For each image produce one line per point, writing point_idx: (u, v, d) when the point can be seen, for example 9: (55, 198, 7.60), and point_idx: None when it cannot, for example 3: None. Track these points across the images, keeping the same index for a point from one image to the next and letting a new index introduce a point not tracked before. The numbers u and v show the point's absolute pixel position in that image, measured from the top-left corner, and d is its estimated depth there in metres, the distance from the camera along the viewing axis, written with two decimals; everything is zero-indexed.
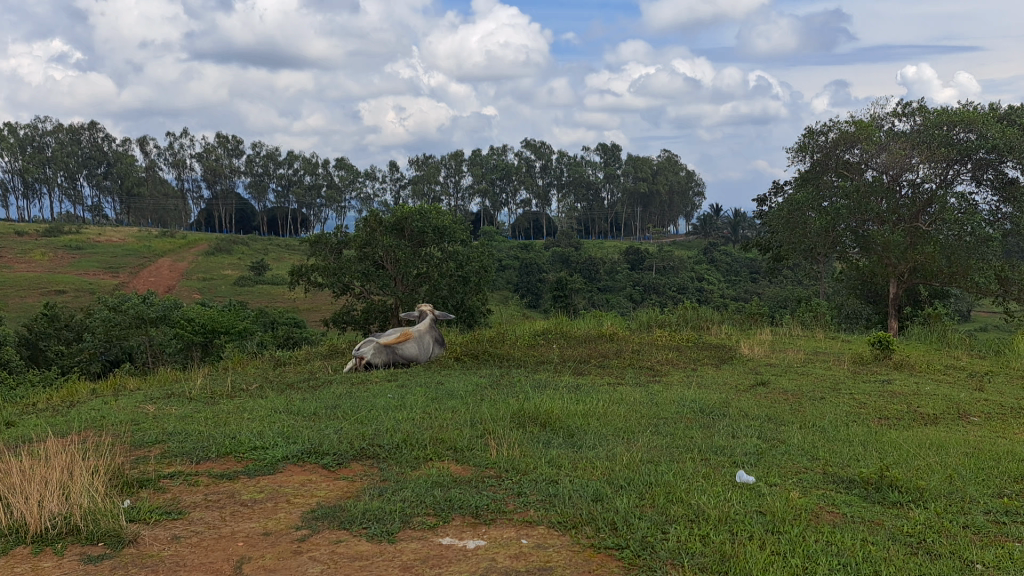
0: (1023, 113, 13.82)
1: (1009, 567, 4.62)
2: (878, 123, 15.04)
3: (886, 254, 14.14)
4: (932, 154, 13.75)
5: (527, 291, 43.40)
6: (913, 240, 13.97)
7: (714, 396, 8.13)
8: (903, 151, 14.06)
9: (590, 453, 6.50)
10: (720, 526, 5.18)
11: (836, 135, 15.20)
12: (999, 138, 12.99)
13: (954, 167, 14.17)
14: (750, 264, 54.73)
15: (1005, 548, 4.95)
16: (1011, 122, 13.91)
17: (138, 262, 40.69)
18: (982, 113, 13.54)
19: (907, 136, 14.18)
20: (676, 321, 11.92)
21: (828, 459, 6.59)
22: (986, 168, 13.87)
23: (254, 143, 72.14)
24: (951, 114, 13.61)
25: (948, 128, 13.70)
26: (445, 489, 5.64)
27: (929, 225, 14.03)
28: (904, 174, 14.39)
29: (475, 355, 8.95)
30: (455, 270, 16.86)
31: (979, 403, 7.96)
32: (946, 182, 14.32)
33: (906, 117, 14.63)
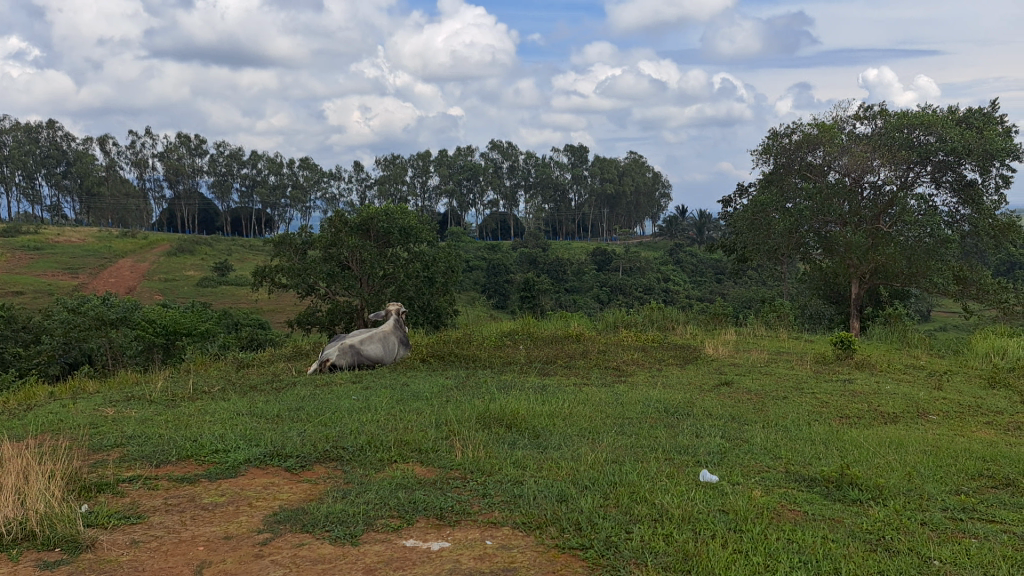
0: (981, 116, 14.06)
1: (965, 564, 4.70)
2: (840, 125, 15.21)
3: (847, 256, 14.33)
4: (893, 157, 13.95)
5: (493, 292, 43.43)
6: (875, 241, 14.18)
7: (678, 395, 8.19)
8: (864, 154, 14.25)
9: (555, 453, 6.52)
10: (683, 525, 5.21)
11: (800, 138, 15.34)
12: (957, 141, 13.18)
13: (914, 169, 14.38)
14: (714, 265, 55.37)
15: (962, 544, 5.03)
16: (969, 125, 14.14)
17: (97, 264, 40.13)
18: (941, 117, 13.75)
19: (868, 138, 14.35)
20: (642, 321, 12.00)
21: (790, 458, 6.66)
22: (944, 171, 14.09)
23: (218, 143, 71.52)
24: (911, 117, 13.80)
25: (908, 131, 13.88)
26: (409, 491, 5.63)
27: (890, 226, 14.21)
28: (865, 177, 14.62)
29: (440, 356, 8.94)
30: (421, 271, 16.81)
31: (937, 402, 8.08)
32: (906, 183, 14.51)
33: (867, 120, 14.81)
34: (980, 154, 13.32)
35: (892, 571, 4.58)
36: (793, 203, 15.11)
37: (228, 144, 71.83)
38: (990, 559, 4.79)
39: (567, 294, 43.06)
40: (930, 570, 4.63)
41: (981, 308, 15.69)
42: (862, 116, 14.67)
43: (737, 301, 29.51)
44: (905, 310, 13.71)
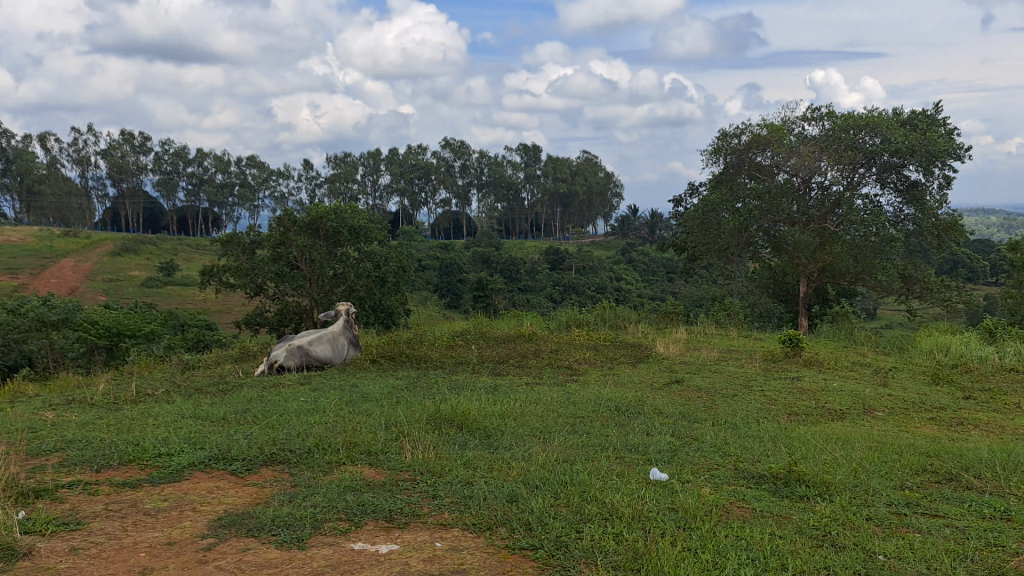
0: (924, 117, 14.35)
1: (909, 558, 4.79)
2: (788, 126, 15.39)
3: (794, 255, 14.52)
4: (839, 157, 14.17)
5: (446, 292, 43.36)
6: (822, 240, 14.39)
7: (630, 394, 8.22)
8: (812, 155, 14.48)
9: (506, 453, 6.51)
10: (633, 523, 5.23)
11: (749, 137, 15.46)
12: (901, 142, 13.46)
13: (860, 170, 14.64)
14: (666, 265, 55.93)
15: (906, 539, 5.12)
16: (913, 127, 14.43)
17: (38, 264, 39.23)
18: (886, 118, 14.01)
19: (815, 139, 14.55)
20: (593, 321, 12.02)
21: (739, 455, 6.73)
22: (889, 171, 14.35)
23: (163, 141, 70.23)
24: (857, 119, 14.03)
25: (854, 132, 14.11)
26: (357, 493, 5.57)
27: (836, 226, 14.47)
28: (813, 177, 14.83)
29: (391, 356, 8.88)
30: (372, 271, 16.69)
31: (882, 399, 8.22)
32: (853, 184, 14.76)
33: (815, 121, 15.02)
34: (923, 155, 13.62)
35: (837, 567, 4.64)
36: (742, 204, 15.21)
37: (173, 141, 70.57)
38: (933, 553, 4.87)
39: (520, 293, 43.14)
40: (875, 565, 4.69)
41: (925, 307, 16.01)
42: (809, 117, 14.87)
43: (688, 300, 29.81)
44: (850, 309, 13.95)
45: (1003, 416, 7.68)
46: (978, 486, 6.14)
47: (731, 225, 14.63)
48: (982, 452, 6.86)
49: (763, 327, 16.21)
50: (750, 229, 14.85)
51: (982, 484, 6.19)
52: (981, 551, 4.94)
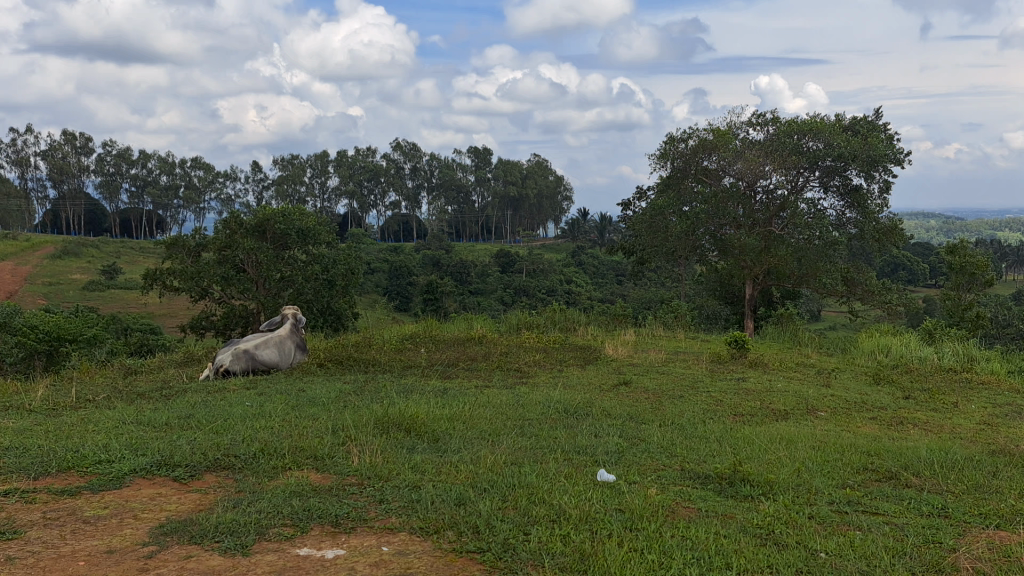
0: (865, 123, 14.70)
1: (849, 554, 4.89)
2: (734, 131, 15.60)
3: (740, 258, 14.73)
4: (784, 161, 14.42)
5: (396, 296, 43.22)
6: (768, 242, 14.62)
7: (579, 396, 8.28)
8: (757, 159, 14.65)
9: (454, 457, 6.51)
10: (580, 525, 5.27)
11: (696, 142, 15.46)
12: (844, 147, 13.75)
13: (803, 174, 14.91)
14: (616, 269, 56.49)
15: (847, 536, 5.22)
16: (855, 132, 14.76)
17: None
18: (829, 124, 14.30)
19: (760, 144, 14.78)
20: (543, 323, 12.08)
21: (685, 456, 6.81)
22: (832, 176, 14.64)
23: (105, 143, 68.87)
24: (800, 124, 14.31)
25: (798, 138, 14.38)
26: (304, 498, 5.53)
27: (781, 229, 14.74)
28: (758, 182, 15.06)
29: (338, 360, 8.81)
30: (320, 274, 16.55)
31: (825, 399, 8.39)
32: (797, 188, 15.04)
33: (760, 126, 15.25)
34: (864, 160, 13.92)
35: (780, 565, 4.72)
36: (689, 207, 15.23)
37: (115, 143, 69.22)
38: (872, 550, 4.98)
39: (471, 297, 43.19)
40: (816, 563, 4.78)
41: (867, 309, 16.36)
42: (755, 122, 15.08)
43: (636, 305, 30.11)
44: (794, 310, 14.21)
45: (941, 416, 7.86)
46: (917, 484, 6.28)
47: (679, 228, 14.76)
48: (921, 450, 7.02)
49: (711, 329, 16.42)
50: (697, 233, 15.01)
51: (921, 482, 6.33)
52: (920, 548, 5.06)
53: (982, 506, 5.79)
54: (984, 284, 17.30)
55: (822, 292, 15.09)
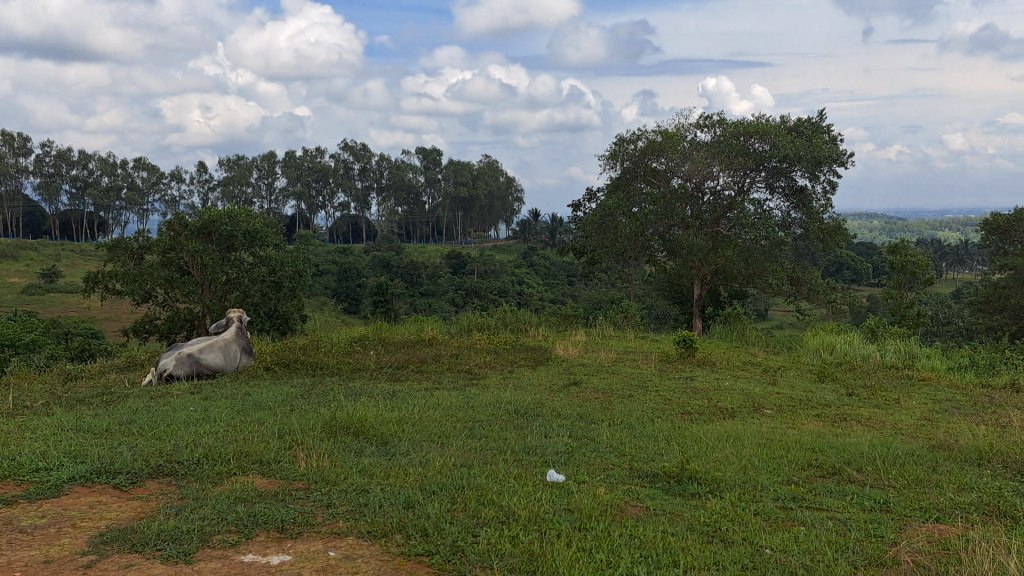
0: (810, 125, 14.93)
1: (793, 550, 4.95)
2: (682, 133, 15.72)
3: (688, 258, 14.88)
4: (731, 162, 14.60)
5: (346, 298, 42.91)
6: (715, 243, 14.80)
7: (529, 396, 8.29)
8: (704, 160, 14.80)
9: (403, 460, 6.47)
10: (529, 525, 5.28)
11: (644, 143, 15.52)
12: (789, 149, 13.94)
13: (750, 175, 15.12)
14: (568, 270, 56.86)
15: (791, 532, 5.29)
16: (799, 134, 14.99)
17: None
18: (774, 125, 14.50)
19: (708, 145, 14.92)
20: (494, 325, 12.07)
21: (634, 455, 6.85)
22: (777, 177, 14.85)
23: (45, 143, 67.26)
24: (747, 126, 14.49)
25: (744, 139, 14.56)
26: (248, 504, 5.45)
27: (728, 229, 14.92)
28: (706, 183, 15.22)
29: (285, 364, 8.71)
30: (268, 276, 16.27)
31: (772, 396, 8.51)
32: (743, 189, 15.24)
33: (707, 127, 15.39)
34: (809, 161, 14.15)
35: (726, 562, 4.77)
36: (638, 208, 15.31)
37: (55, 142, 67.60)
38: (816, 545, 5.05)
39: (422, 298, 43.13)
40: (760, 559, 4.83)
41: (813, 308, 16.64)
42: (702, 123, 15.22)
43: (586, 306, 30.33)
44: (742, 309, 14.41)
45: (883, 412, 8.01)
46: (859, 479, 6.40)
47: (629, 229, 14.86)
48: (864, 446, 7.15)
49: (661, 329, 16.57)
50: (647, 234, 15.11)
51: (863, 478, 6.44)
52: (862, 542, 5.14)
53: (922, 501, 5.91)
54: (925, 282, 17.71)
55: (769, 292, 15.32)
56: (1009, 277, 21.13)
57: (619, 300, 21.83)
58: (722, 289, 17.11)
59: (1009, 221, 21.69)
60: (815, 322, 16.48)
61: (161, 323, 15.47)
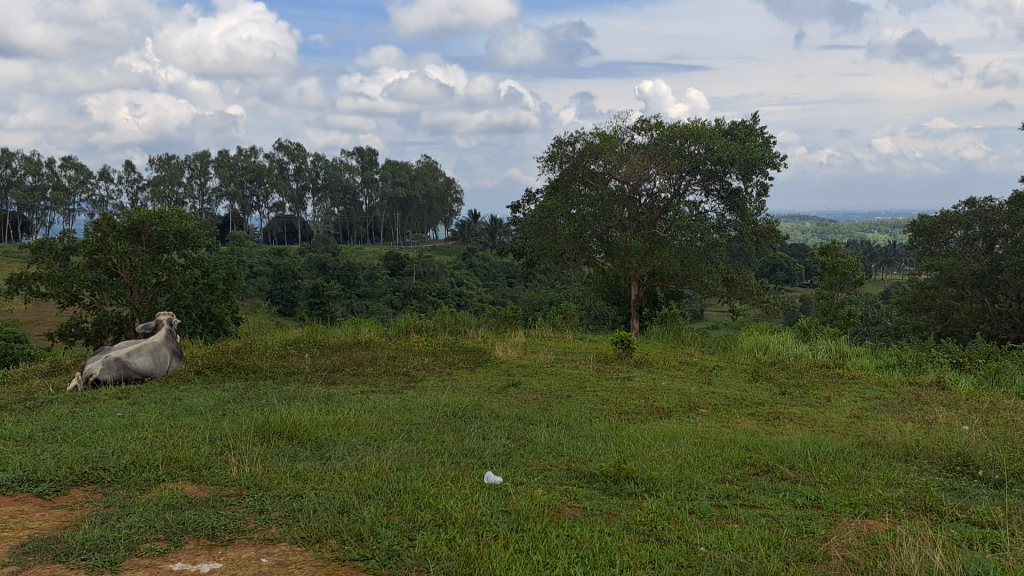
0: (743, 128, 15.18)
1: (727, 548, 5.00)
2: (620, 135, 15.83)
3: (626, 259, 15.02)
4: (667, 165, 14.76)
5: (281, 299, 42.71)
6: (652, 245, 14.96)
7: (467, 398, 8.28)
8: (642, 163, 14.94)
9: (338, 463, 6.39)
10: (466, 528, 5.24)
11: (582, 146, 15.60)
12: (723, 152, 14.18)
13: (685, 178, 15.32)
14: (508, 271, 57.02)
15: (725, 530, 5.35)
16: (734, 137, 15.23)
17: None
18: (709, 129, 14.71)
19: (644, 148, 15.06)
20: (432, 326, 12.03)
21: (571, 455, 6.87)
22: (712, 180, 15.08)
23: None
24: (682, 129, 14.67)
25: (680, 143, 14.75)
26: (178, 511, 5.31)
27: (665, 231, 15.10)
28: (642, 185, 15.37)
29: (217, 368, 8.55)
30: (200, 278, 15.23)
31: (707, 396, 8.61)
32: (679, 192, 15.43)
33: (644, 131, 15.52)
34: (742, 164, 14.40)
35: (661, 560, 4.81)
36: (576, 210, 15.38)
37: None
38: (748, 541, 5.12)
39: (360, 300, 42.89)
40: (695, 557, 4.88)
41: (747, 308, 16.93)
42: (639, 126, 15.36)
43: (524, 308, 30.50)
44: (678, 310, 14.60)
45: (814, 410, 8.17)
46: (792, 476, 6.50)
47: (568, 231, 14.92)
48: (796, 443, 7.28)
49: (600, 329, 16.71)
50: (585, 236, 15.21)
51: (796, 475, 6.56)
52: (794, 538, 5.23)
53: (852, 497, 6.03)
54: (856, 283, 18.12)
55: (704, 294, 15.56)
56: (936, 278, 21.73)
57: (557, 302, 21.93)
58: (659, 290, 17.33)
59: (935, 223, 22.33)
60: (750, 322, 16.76)
61: (87, 325, 14.78)
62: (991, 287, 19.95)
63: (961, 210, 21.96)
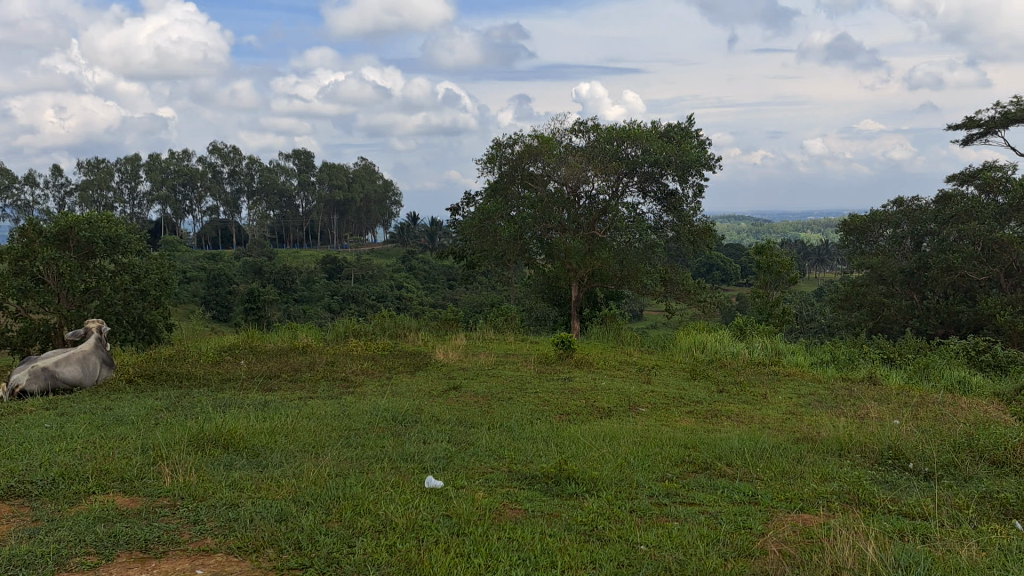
0: (679, 130, 15.37)
1: (667, 546, 5.04)
2: (558, 137, 15.88)
3: (566, 260, 15.10)
4: (605, 167, 14.87)
5: (215, 305, 42.04)
6: (591, 246, 15.06)
7: (407, 402, 8.22)
8: (579, 165, 15.00)
9: (276, 471, 6.30)
10: (406, 533, 5.20)
11: (521, 148, 15.61)
12: (660, 153, 14.37)
13: (623, 180, 15.44)
14: (448, 273, 57.02)
15: (665, 528, 5.40)
16: (669, 139, 15.42)
17: None
18: (645, 131, 14.89)
19: (582, 150, 15.12)
20: (371, 330, 11.94)
21: (513, 457, 6.86)
22: (649, 181, 15.25)
23: None
24: (619, 131, 14.81)
25: (617, 145, 14.87)
26: (109, 524, 5.17)
27: (603, 233, 15.23)
28: (581, 187, 15.45)
29: (150, 376, 8.36)
30: (131, 284, 14.69)
31: (646, 395, 8.68)
32: (616, 193, 15.55)
33: (582, 133, 15.59)
34: (678, 166, 14.58)
35: (602, 560, 4.82)
36: (516, 212, 15.40)
37: None
38: (688, 539, 5.17)
39: (296, 305, 42.48)
40: (635, 556, 4.90)
41: (685, 308, 17.15)
42: (577, 128, 15.43)
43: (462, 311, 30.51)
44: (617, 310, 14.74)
45: (751, 407, 8.30)
46: (730, 473, 6.59)
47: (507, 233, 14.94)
48: (734, 440, 7.39)
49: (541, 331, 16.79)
50: (525, 238, 15.24)
51: (733, 471, 6.65)
52: (732, 534, 5.30)
53: (788, 492, 6.14)
54: (789, 281, 18.46)
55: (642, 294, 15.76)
56: (867, 276, 22.27)
57: (498, 304, 21.97)
58: (599, 291, 17.47)
59: (866, 222, 22.93)
60: (688, 321, 16.98)
61: None
62: (919, 284, 20.45)
63: (890, 209, 22.59)
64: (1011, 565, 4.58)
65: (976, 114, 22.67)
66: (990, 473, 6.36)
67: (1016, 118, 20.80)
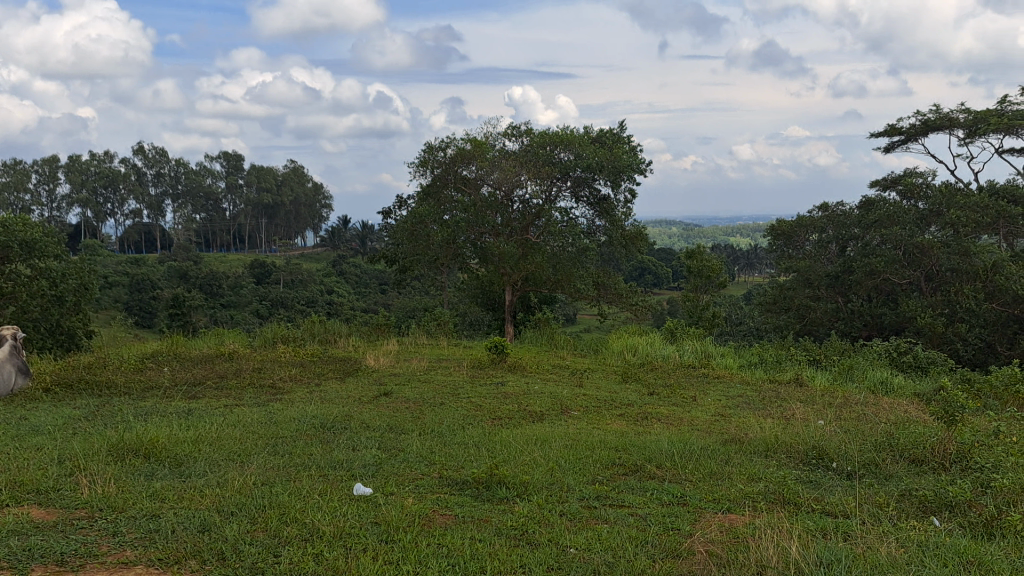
0: (611, 136, 15.51)
1: (596, 548, 5.06)
2: (491, 141, 15.84)
3: (500, 264, 15.10)
4: (538, 171, 14.92)
5: (139, 311, 41.00)
6: (525, 250, 15.09)
7: (336, 409, 8.11)
8: (512, 169, 14.93)
9: (199, 480, 6.15)
10: (334, 541, 5.12)
11: (454, 151, 15.56)
12: (593, 158, 14.51)
13: (556, 184, 15.49)
14: (380, 278, 56.69)
15: (595, 530, 5.42)
16: (602, 144, 15.55)
17: None
18: (578, 136, 15.01)
19: (514, 155, 15.08)
20: (300, 335, 11.77)
21: (443, 463, 6.81)
22: (581, 185, 15.36)
23: None
24: (552, 136, 14.89)
25: (550, 149, 14.96)
26: (23, 537, 4.98)
27: (537, 237, 15.29)
28: (514, 191, 15.40)
29: (68, 385, 8.10)
30: (47, 288, 14.20)
31: (578, 399, 8.70)
32: (550, 198, 15.57)
33: (514, 138, 15.60)
34: (610, 170, 14.74)
35: (531, 564, 4.80)
36: (450, 215, 15.35)
37: None
38: (617, 541, 5.19)
39: (221, 310, 41.73)
40: (563, 560, 4.89)
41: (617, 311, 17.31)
42: (510, 133, 15.43)
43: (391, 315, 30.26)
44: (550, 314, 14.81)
45: (681, 409, 8.39)
46: (659, 475, 6.64)
47: (441, 237, 14.89)
48: (663, 442, 7.45)
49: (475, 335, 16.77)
50: (458, 242, 15.20)
51: (662, 473, 6.70)
52: (660, 535, 5.34)
53: (716, 492, 6.21)
54: (719, 285, 18.75)
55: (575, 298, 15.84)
56: (794, 279, 22.77)
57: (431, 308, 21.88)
58: (532, 295, 17.52)
59: (794, 226, 23.44)
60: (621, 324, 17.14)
61: None
62: (844, 287, 20.93)
63: (816, 214, 23.15)
64: (928, 561, 4.68)
65: (897, 122, 23.38)
66: (909, 472, 6.51)
67: (935, 126, 21.51)
